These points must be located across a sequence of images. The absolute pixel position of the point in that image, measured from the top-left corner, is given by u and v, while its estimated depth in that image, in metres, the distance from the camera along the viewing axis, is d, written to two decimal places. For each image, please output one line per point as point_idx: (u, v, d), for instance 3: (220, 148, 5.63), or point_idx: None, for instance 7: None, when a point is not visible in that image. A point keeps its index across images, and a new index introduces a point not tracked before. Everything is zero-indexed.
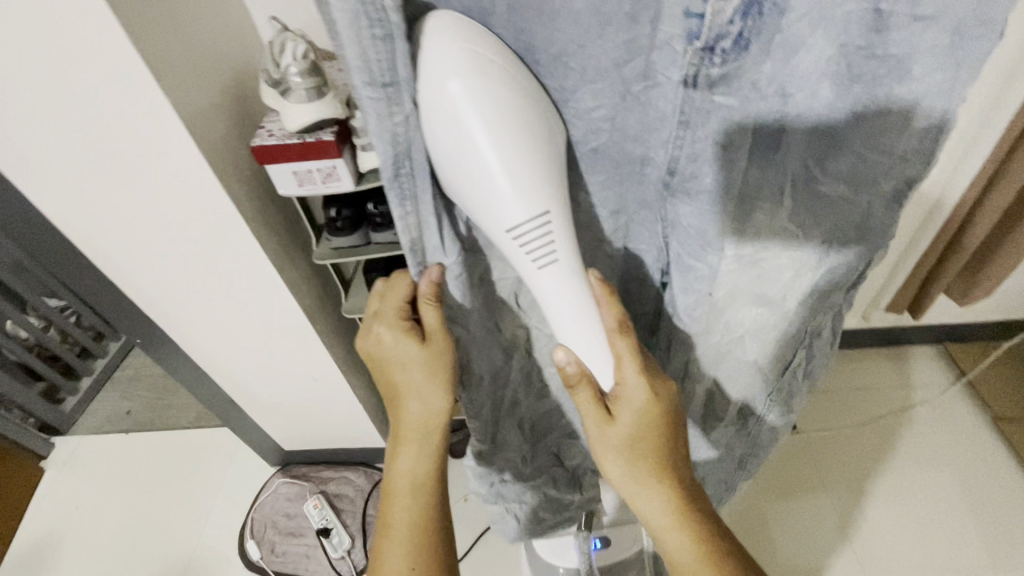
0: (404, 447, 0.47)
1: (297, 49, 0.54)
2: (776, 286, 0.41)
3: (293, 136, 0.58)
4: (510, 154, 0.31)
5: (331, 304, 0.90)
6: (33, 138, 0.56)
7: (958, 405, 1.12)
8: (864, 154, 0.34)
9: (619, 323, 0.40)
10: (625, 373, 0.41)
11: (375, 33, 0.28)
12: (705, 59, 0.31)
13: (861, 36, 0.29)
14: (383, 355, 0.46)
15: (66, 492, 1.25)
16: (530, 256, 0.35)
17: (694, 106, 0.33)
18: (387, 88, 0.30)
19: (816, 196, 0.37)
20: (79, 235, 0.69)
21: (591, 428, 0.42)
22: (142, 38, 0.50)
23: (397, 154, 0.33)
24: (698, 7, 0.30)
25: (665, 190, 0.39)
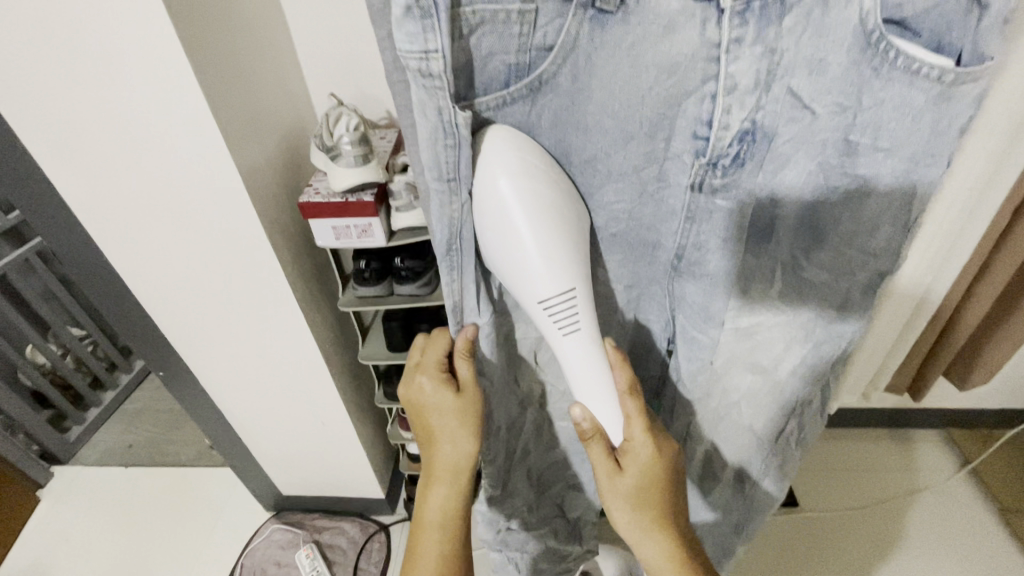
0: (434, 484, 0.49)
1: (350, 122, 0.63)
2: (770, 356, 0.47)
3: (336, 195, 0.64)
4: (546, 240, 0.36)
5: (347, 351, 0.94)
6: (111, 180, 0.64)
7: (962, 492, 1.11)
8: (842, 250, 0.39)
9: (630, 385, 0.43)
10: (634, 431, 0.43)
11: (447, 142, 0.34)
12: (709, 171, 0.36)
13: (836, 158, 0.36)
14: (420, 402, 0.48)
15: (56, 524, 1.24)
16: (556, 325, 0.38)
17: (700, 206, 0.38)
18: (450, 182, 0.36)
19: (802, 281, 0.42)
20: (129, 270, 0.74)
21: (601, 480, 0.44)
22: (219, 105, 0.59)
23: (452, 234, 0.39)
24: (704, 132, 0.36)
25: (673, 272, 0.43)
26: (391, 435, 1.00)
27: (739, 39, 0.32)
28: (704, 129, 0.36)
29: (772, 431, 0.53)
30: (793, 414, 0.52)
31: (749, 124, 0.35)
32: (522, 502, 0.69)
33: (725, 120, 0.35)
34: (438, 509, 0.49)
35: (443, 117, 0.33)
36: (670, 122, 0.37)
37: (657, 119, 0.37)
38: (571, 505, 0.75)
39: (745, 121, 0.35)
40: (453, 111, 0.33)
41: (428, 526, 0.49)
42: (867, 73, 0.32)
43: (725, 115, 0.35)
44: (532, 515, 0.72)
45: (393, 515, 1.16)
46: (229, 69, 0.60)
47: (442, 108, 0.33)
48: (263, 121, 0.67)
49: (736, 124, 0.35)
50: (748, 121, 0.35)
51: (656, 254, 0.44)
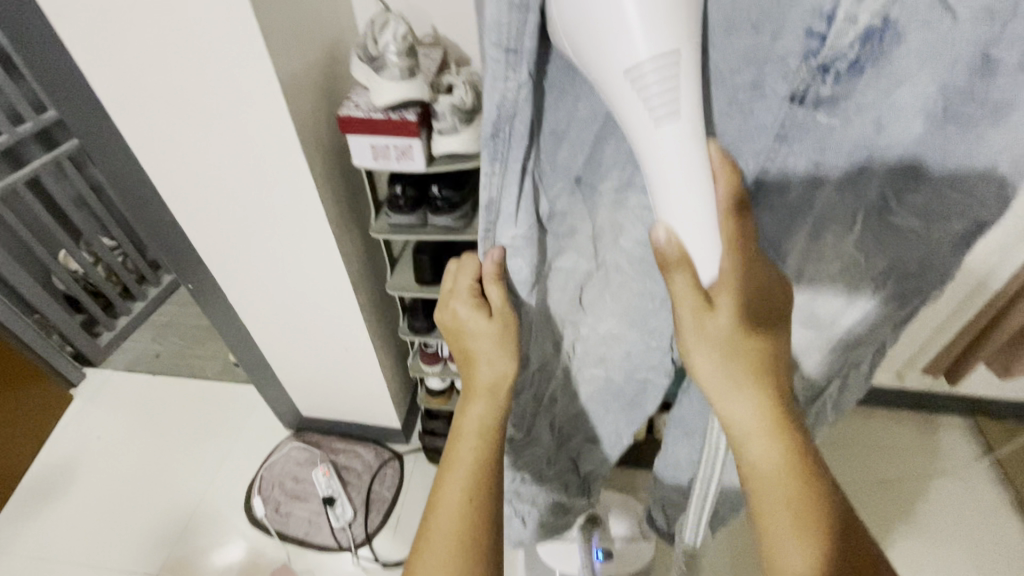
0: (473, 399, 0.48)
1: (397, 29, 0.57)
2: (833, 311, 0.44)
3: (378, 111, 0.61)
4: (654, 2, 0.28)
5: (374, 279, 0.93)
6: (144, 76, 0.61)
7: (980, 480, 1.09)
8: (946, 192, 0.34)
9: (731, 201, 0.34)
10: (732, 260, 0.35)
11: (514, 3, 0.31)
12: (817, 77, 0.32)
13: (963, 78, 0.29)
14: (458, 327, 0.49)
15: (89, 423, 1.30)
16: (649, 108, 0.30)
17: (795, 122, 0.34)
18: (508, 53, 0.33)
19: (888, 227, 0.38)
20: (159, 175, 0.73)
21: (684, 314, 0.36)
22: (263, 6, 0.56)
23: (501, 115, 0.35)
24: (821, 28, 0.30)
25: (747, 201, 0.38)
26: (411, 367, 1.01)
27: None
28: (821, 25, 0.30)
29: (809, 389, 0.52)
30: (838, 377, 0.51)
31: (880, 19, 0.29)
32: (542, 452, 0.70)
33: (853, 12, 0.29)
34: (475, 422, 0.48)
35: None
36: (783, 13, 0.30)
37: (768, 6, 0.30)
38: (585, 461, 0.74)
39: (876, 15, 0.29)
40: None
41: (463, 436, 0.47)
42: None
43: (855, 4, 0.29)
44: (547, 467, 0.73)
45: (407, 445, 1.20)
46: None
47: None
48: (304, 25, 0.63)
49: (864, 19, 0.29)
50: (879, 15, 0.29)
51: None
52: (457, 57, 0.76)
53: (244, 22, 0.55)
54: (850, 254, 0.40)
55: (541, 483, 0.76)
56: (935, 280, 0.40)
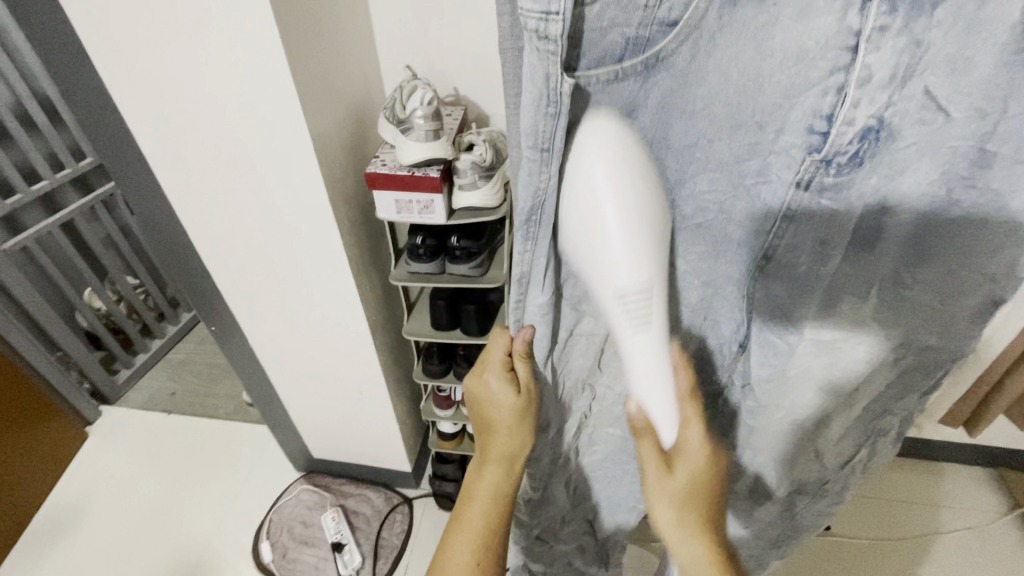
0: (489, 467, 0.52)
1: (425, 95, 0.63)
2: (847, 372, 0.46)
3: (403, 168, 0.64)
4: (635, 243, 0.34)
5: (392, 325, 0.95)
6: (189, 135, 0.66)
7: (1008, 537, 1.05)
8: (957, 268, 0.38)
9: (691, 390, 0.42)
10: (690, 436, 0.42)
11: (549, 110, 0.31)
12: (821, 168, 0.35)
13: (965, 168, 0.34)
14: (484, 397, 0.50)
15: (101, 460, 1.31)
16: (628, 320, 0.36)
17: (802, 206, 0.37)
18: (543, 153, 0.33)
19: (903, 298, 0.41)
20: (195, 223, 0.77)
21: (648, 474, 0.43)
22: (299, 70, 0.60)
23: (534, 204, 0.36)
24: (822, 126, 0.34)
25: (756, 272, 0.42)
26: (425, 412, 1.02)
27: (884, 28, 0.30)
28: (821, 124, 0.34)
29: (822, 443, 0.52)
30: (865, 443, 0.53)
31: (876, 121, 0.33)
32: (557, 511, 0.70)
33: (851, 115, 0.33)
34: (489, 488, 0.52)
35: (550, 84, 0.30)
36: (784, 113, 0.35)
37: (772, 108, 0.35)
38: (602, 522, 0.74)
39: (872, 117, 0.33)
40: (562, 76, 0.30)
41: (476, 499, 0.52)
42: (1018, 79, 0.30)
43: (852, 109, 0.33)
44: (562, 526, 0.73)
45: (417, 489, 1.19)
46: (309, 29, 0.61)
47: (550, 74, 0.29)
48: (336, 88, 0.68)
49: (861, 121, 0.33)
50: (874, 118, 0.33)
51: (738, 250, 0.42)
52: (478, 116, 0.82)
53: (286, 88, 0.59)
54: (866, 320, 0.43)
55: (553, 543, 0.76)
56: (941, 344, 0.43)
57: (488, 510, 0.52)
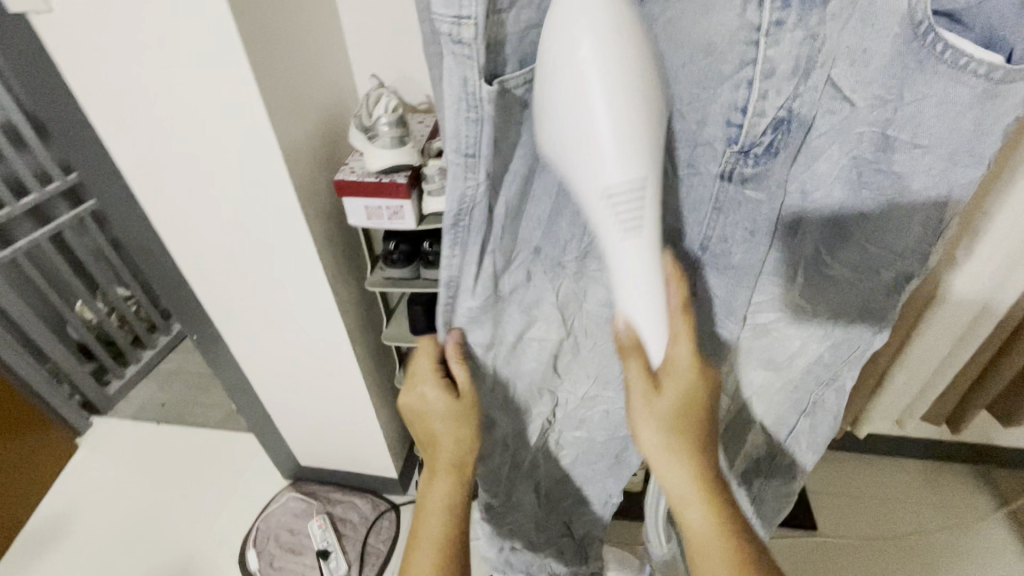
0: (437, 478, 0.50)
1: (389, 103, 0.63)
2: (787, 355, 0.47)
3: (371, 175, 0.65)
4: (625, 131, 0.32)
5: (372, 330, 0.96)
6: (159, 147, 0.67)
7: (998, 536, 1.05)
8: (870, 249, 0.38)
9: (682, 302, 0.40)
10: (678, 352, 0.40)
11: (469, 116, 0.34)
12: (740, 160, 0.36)
13: (871, 152, 0.35)
14: (421, 408, 0.50)
15: (92, 472, 1.31)
16: (619, 219, 0.34)
17: (728, 197, 0.38)
18: (467, 158, 0.36)
19: (826, 280, 0.41)
20: (168, 232, 0.77)
21: (635, 398, 0.42)
22: (265, 80, 0.60)
23: (461, 210, 0.38)
24: (738, 119, 0.34)
25: (695, 264, 0.43)
26: None
27: (780, 22, 0.31)
28: (738, 116, 0.34)
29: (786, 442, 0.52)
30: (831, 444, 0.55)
31: (785, 113, 0.34)
32: (525, 516, 0.71)
33: (761, 106, 0.34)
34: (438, 500, 0.50)
35: (466, 91, 0.33)
36: (705, 103, 0.35)
37: (691, 99, 0.35)
38: (579, 526, 0.75)
39: (781, 109, 0.34)
40: (479, 84, 0.33)
41: (428, 512, 0.50)
42: (911, 66, 0.31)
43: (761, 101, 0.33)
44: (537, 533, 0.75)
45: (404, 496, 1.18)
46: (274, 43, 0.62)
47: (468, 78, 0.33)
48: (304, 100, 0.69)
49: (772, 112, 0.34)
50: (784, 109, 0.34)
51: (675, 247, 0.42)
52: None
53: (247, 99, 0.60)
54: (798, 304, 0.43)
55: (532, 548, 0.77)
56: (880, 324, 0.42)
57: (442, 527, 0.49)
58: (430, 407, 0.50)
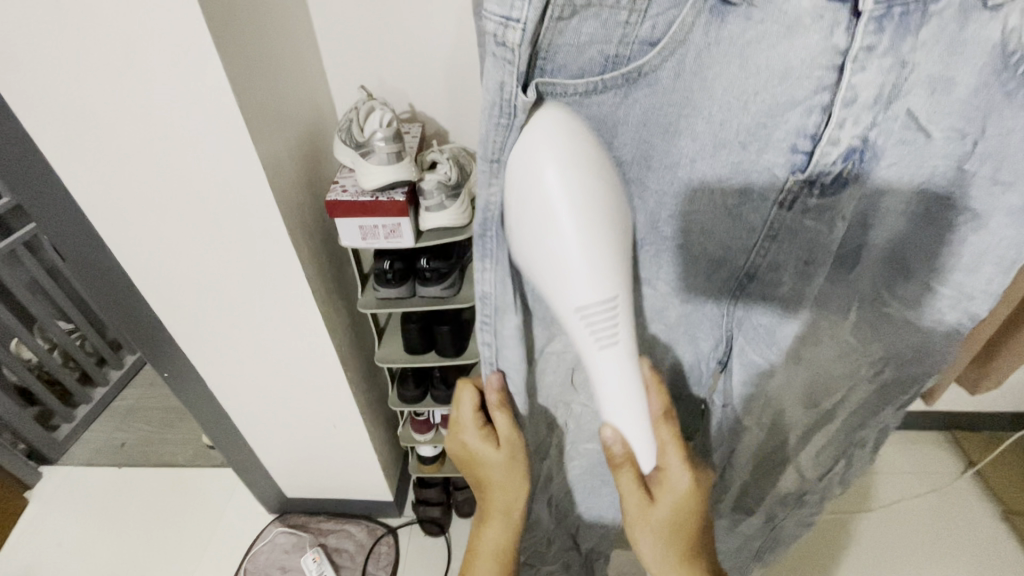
0: (489, 522, 0.53)
1: (383, 117, 0.60)
2: (833, 394, 0.50)
3: (365, 193, 0.61)
4: (591, 248, 0.33)
5: (361, 351, 0.91)
6: (123, 174, 0.61)
7: (967, 495, 1.12)
8: (932, 283, 0.41)
9: (665, 410, 0.43)
10: (669, 461, 0.42)
11: (501, 121, 0.32)
12: (805, 189, 0.37)
13: (944, 184, 0.37)
14: (471, 458, 0.51)
15: (45, 528, 1.19)
16: (594, 338, 0.35)
17: (784, 225, 0.39)
18: (493, 164, 0.34)
19: (882, 316, 0.45)
20: (136, 264, 0.71)
21: (631, 508, 0.43)
22: (243, 93, 0.55)
23: (489, 216, 0.37)
24: (806, 147, 0.35)
25: (738, 288, 0.43)
26: (404, 436, 0.98)
27: (871, 48, 0.31)
28: (805, 144, 0.35)
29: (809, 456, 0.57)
30: (843, 454, 0.57)
31: (859, 141, 0.35)
32: (541, 533, 0.69)
33: (836, 135, 0.34)
34: (493, 543, 0.52)
35: (501, 95, 0.31)
36: (767, 134, 0.36)
37: (754, 130, 0.35)
38: (584, 537, 0.70)
39: (856, 138, 0.35)
40: (515, 90, 0.31)
41: (482, 548, 0.53)
42: (998, 97, 0.33)
43: (837, 130, 0.34)
44: (548, 548, 0.71)
45: (401, 518, 1.14)
46: (253, 54, 0.57)
47: (505, 82, 0.31)
48: (284, 115, 0.64)
49: (846, 140, 0.35)
50: (859, 138, 0.35)
51: (717, 272, 0.42)
52: (436, 131, 0.79)
53: (231, 113, 0.55)
54: (847, 339, 0.46)
55: (540, 565, 0.74)
56: (925, 362, 0.46)
57: None
58: (475, 458, 0.51)
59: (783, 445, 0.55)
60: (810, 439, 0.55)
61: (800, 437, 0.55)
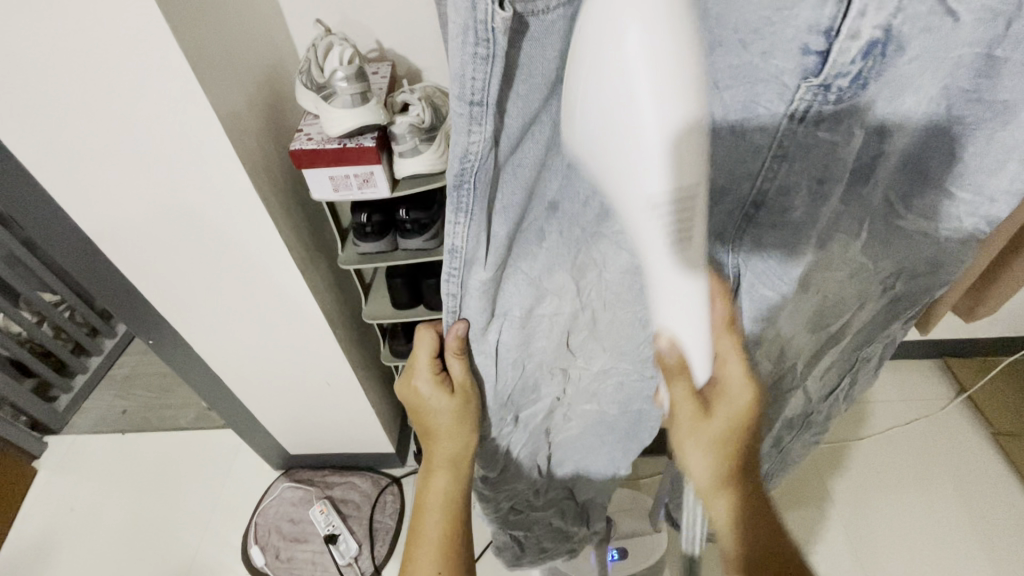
0: (436, 472, 0.53)
1: (343, 53, 0.55)
2: (841, 315, 0.48)
3: (332, 140, 0.57)
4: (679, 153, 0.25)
5: (348, 307, 0.90)
6: (65, 134, 0.56)
7: (956, 420, 1.15)
8: (950, 190, 0.37)
9: (726, 319, 0.36)
10: (728, 370, 0.38)
11: (477, 52, 0.26)
12: (819, 95, 0.32)
13: (967, 80, 0.31)
14: (422, 404, 0.50)
15: (58, 494, 1.21)
16: (665, 238, 0.28)
17: (796, 139, 0.35)
18: (473, 107, 0.28)
19: (895, 229, 0.41)
20: (99, 229, 0.67)
21: (682, 421, 0.38)
22: (186, 37, 0.50)
23: (467, 164, 0.31)
24: (819, 45, 0.30)
25: (747, 221, 0.40)
26: (399, 390, 0.98)
27: None
28: (818, 42, 0.30)
29: (825, 389, 0.58)
30: (848, 371, 0.57)
31: (882, 32, 0.29)
32: (527, 486, 0.65)
33: (855, 26, 0.29)
34: (439, 494, 0.53)
35: (475, 14, 0.25)
36: (773, 34, 0.31)
37: (758, 28, 0.31)
38: (581, 488, 0.70)
39: (877, 28, 0.29)
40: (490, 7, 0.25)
41: (428, 505, 0.53)
42: None
43: (857, 20, 0.29)
44: (538, 498, 0.69)
45: (404, 468, 1.16)
46: None
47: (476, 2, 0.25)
48: (236, 59, 0.58)
49: (866, 33, 0.29)
50: (881, 28, 0.29)
51: (721, 202, 0.39)
52: (408, 71, 0.73)
53: (161, 48, 0.49)
54: (858, 261, 0.43)
55: (530, 511, 0.72)
56: (948, 274, 0.43)
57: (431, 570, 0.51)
58: (427, 402, 0.50)
59: (791, 373, 0.53)
60: (814, 362, 0.53)
61: (808, 363, 0.53)
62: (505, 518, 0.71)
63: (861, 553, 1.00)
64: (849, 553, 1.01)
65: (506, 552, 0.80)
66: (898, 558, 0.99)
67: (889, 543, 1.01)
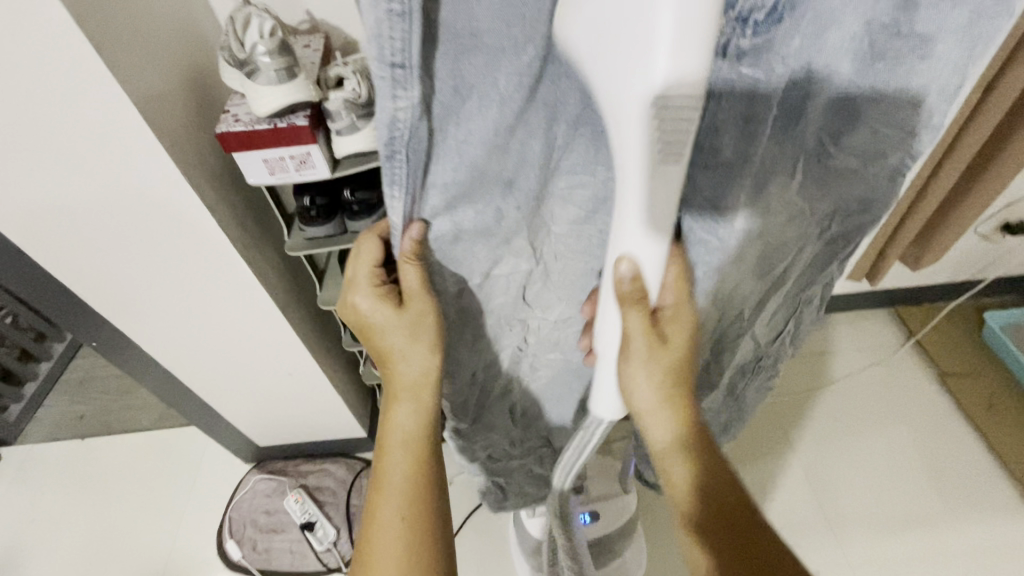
0: (397, 404, 0.48)
1: (262, 24, 0.51)
2: (787, 261, 0.48)
3: (262, 121, 0.54)
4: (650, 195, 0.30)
5: (302, 293, 0.87)
6: None
7: (907, 364, 1.21)
8: (878, 127, 0.37)
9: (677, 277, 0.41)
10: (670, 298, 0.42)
11: (392, 9, 0.25)
12: (737, 29, 0.30)
13: (888, 14, 0.30)
14: (371, 323, 0.46)
15: (17, 507, 1.17)
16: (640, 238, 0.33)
17: (720, 79, 0.31)
18: (395, 70, 0.27)
19: (827, 168, 0.40)
20: (19, 231, 0.62)
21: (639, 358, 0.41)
22: (90, 20, 0.46)
23: (394, 134, 0.29)
24: None
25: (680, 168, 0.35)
26: (365, 373, 0.97)
27: None
28: None
29: (776, 332, 0.59)
30: (794, 315, 0.58)
31: None
32: (499, 436, 0.66)
33: None
34: (401, 430, 0.48)
35: None
36: None
37: None
38: (559, 437, 0.70)
39: None
40: None
41: (391, 445, 0.48)
42: None
43: None
44: (513, 448, 0.70)
45: None
46: None
47: None
48: (149, 39, 0.54)
49: None
50: None
51: None
52: (342, 44, 0.70)
53: (50, 24, 0.44)
54: (797, 204, 0.42)
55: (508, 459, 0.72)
56: (880, 208, 0.44)
57: (399, 535, 0.45)
58: (373, 318, 0.46)
59: (743, 319, 0.53)
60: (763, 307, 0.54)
61: (756, 307, 0.53)
62: (484, 465, 0.72)
63: (826, 504, 1.05)
64: (812, 500, 1.05)
65: (490, 497, 0.81)
66: (857, 499, 1.05)
67: (848, 487, 1.06)
